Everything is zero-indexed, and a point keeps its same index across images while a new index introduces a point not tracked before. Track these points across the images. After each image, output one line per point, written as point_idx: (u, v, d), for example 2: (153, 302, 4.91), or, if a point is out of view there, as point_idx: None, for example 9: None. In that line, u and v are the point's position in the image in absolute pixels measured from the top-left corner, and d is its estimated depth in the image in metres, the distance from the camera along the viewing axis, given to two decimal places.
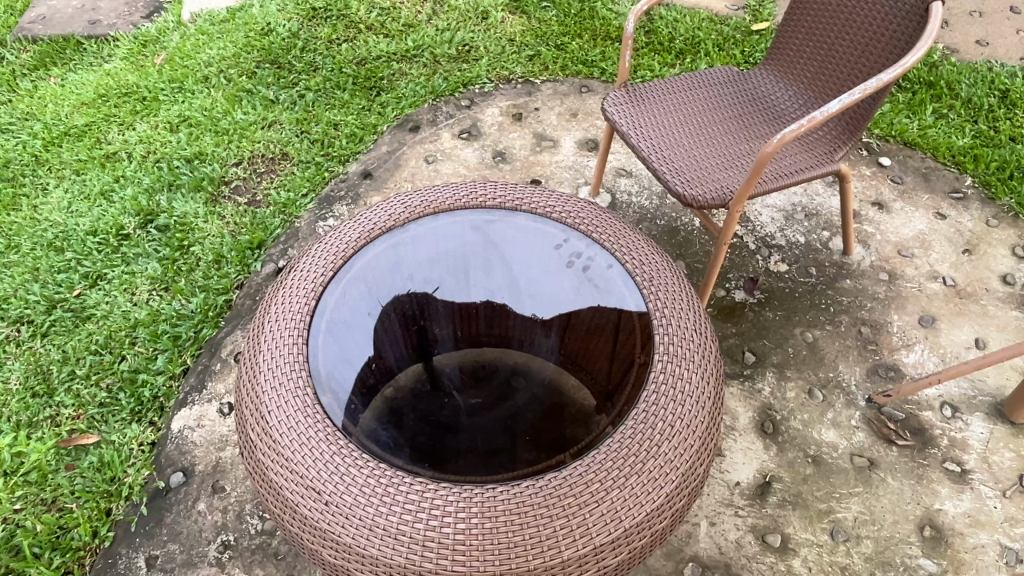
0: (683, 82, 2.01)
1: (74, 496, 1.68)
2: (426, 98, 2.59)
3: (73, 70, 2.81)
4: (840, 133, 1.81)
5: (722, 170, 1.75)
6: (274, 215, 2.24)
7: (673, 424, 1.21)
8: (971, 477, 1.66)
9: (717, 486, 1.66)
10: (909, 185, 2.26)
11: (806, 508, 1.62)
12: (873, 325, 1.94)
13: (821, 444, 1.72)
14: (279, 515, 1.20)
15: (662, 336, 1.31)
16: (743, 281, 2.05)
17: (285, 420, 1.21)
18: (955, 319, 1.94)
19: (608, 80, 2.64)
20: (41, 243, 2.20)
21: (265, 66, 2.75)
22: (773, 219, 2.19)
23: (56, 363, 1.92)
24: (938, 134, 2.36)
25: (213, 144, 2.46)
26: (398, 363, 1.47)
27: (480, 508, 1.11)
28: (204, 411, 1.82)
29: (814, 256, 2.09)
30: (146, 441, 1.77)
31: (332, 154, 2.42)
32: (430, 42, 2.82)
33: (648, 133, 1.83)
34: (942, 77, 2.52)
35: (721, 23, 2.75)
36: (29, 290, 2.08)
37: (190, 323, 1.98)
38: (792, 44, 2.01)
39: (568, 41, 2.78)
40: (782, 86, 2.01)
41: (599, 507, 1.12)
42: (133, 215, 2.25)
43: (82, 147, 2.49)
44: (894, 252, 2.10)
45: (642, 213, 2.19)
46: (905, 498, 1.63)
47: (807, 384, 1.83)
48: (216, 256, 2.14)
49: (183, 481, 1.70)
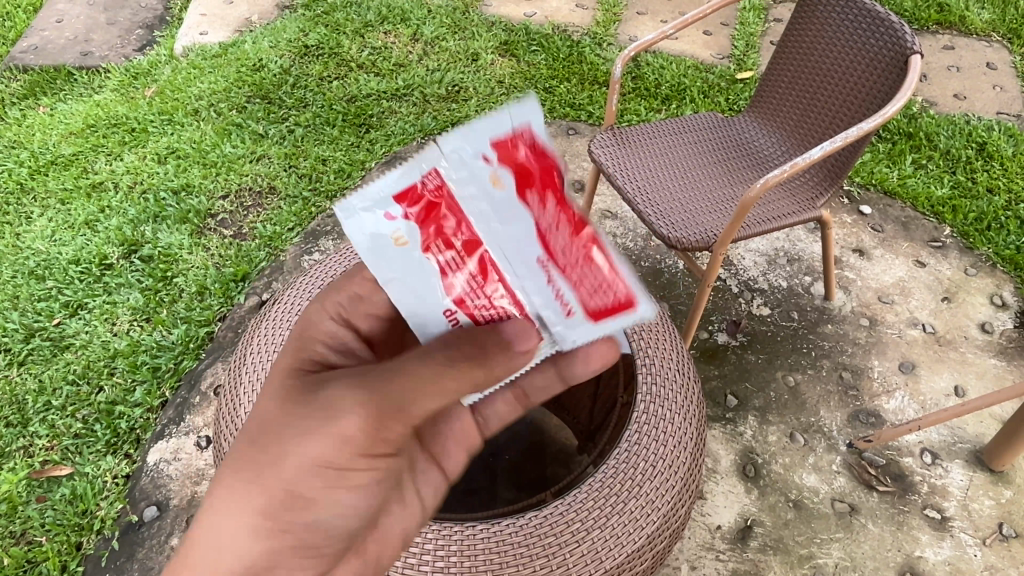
0: (669, 126, 2.04)
1: (44, 529, 1.65)
2: (414, 136, 2.62)
3: (62, 100, 2.81)
4: (821, 179, 1.84)
5: (707, 214, 1.78)
6: (260, 248, 2.23)
7: (655, 464, 1.20)
8: (951, 525, 1.66)
9: (698, 530, 1.65)
10: (889, 233, 2.29)
11: (787, 553, 1.62)
12: (853, 370, 1.95)
13: (802, 488, 1.72)
14: None
15: (645, 376, 1.30)
16: (726, 324, 2.06)
17: None
18: (934, 366, 1.96)
19: (595, 124, 2.68)
20: (22, 271, 2.18)
21: (256, 101, 2.77)
22: (756, 263, 2.21)
23: (32, 393, 1.89)
24: (918, 184, 2.40)
25: (200, 176, 2.47)
26: None
27: (459, 547, 1.11)
28: (181, 443, 1.79)
29: (796, 301, 2.11)
30: (120, 473, 1.74)
31: (319, 189, 2.43)
32: (420, 81, 2.86)
33: (634, 176, 1.85)
34: (921, 129, 2.58)
35: (706, 71, 2.80)
36: (8, 318, 2.06)
37: (170, 354, 1.96)
38: (776, 94, 2.05)
39: (556, 84, 2.82)
40: (766, 133, 2.05)
41: (579, 548, 1.12)
42: (117, 245, 2.24)
43: (69, 177, 2.48)
44: (874, 298, 2.12)
45: (627, 254, 2.21)
46: (886, 545, 1.63)
47: (788, 428, 1.84)
48: (200, 287, 2.12)
49: (157, 516, 1.66)
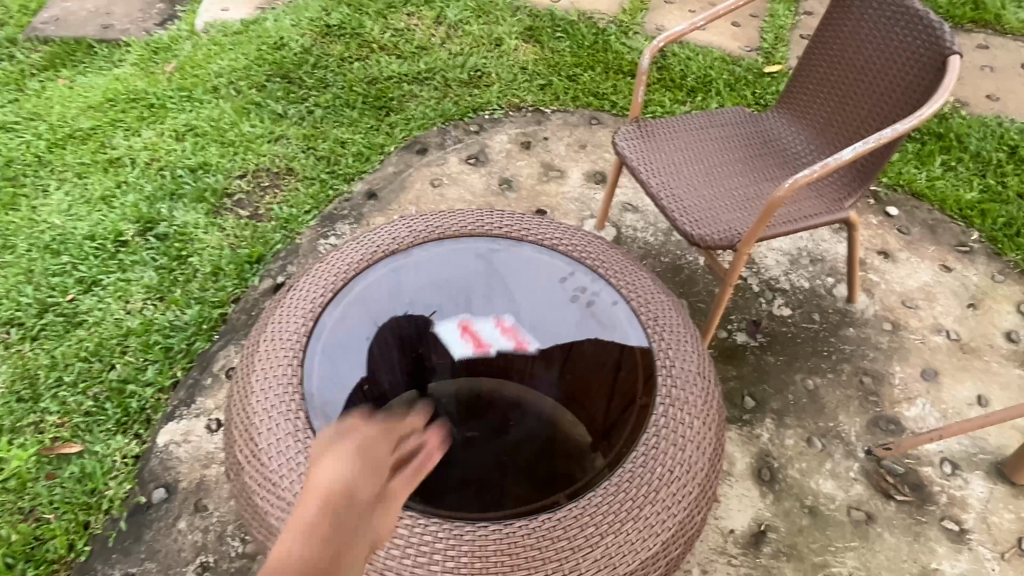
0: (695, 121, 2.00)
1: (52, 507, 1.64)
2: (435, 121, 2.59)
3: (82, 74, 2.79)
4: (850, 180, 1.80)
5: (732, 211, 1.74)
6: (276, 230, 2.21)
7: (673, 470, 1.18)
8: (969, 538, 1.63)
9: (711, 533, 1.62)
10: (916, 236, 2.25)
11: (801, 560, 1.59)
12: (874, 376, 1.92)
13: (819, 495, 1.69)
14: (262, 541, 1.18)
15: (665, 378, 1.29)
16: (745, 324, 2.03)
17: (274, 443, 1.20)
18: (958, 374, 1.92)
19: (619, 114, 2.64)
20: (37, 245, 2.17)
21: (276, 79, 2.74)
22: (778, 262, 2.17)
23: (44, 368, 1.88)
24: (946, 186, 2.35)
25: (218, 155, 2.45)
26: (392, 388, 1.40)
27: (471, 547, 1.09)
28: (191, 426, 1.78)
29: (818, 302, 2.08)
30: (130, 453, 1.73)
31: (337, 172, 2.41)
32: (442, 65, 2.82)
33: (657, 170, 1.81)
34: (952, 130, 2.52)
35: (733, 63, 2.75)
36: (22, 292, 2.04)
37: (183, 335, 1.95)
38: (807, 90, 2.00)
39: (580, 73, 2.78)
40: (795, 130, 2.00)
41: (593, 552, 1.09)
42: (133, 222, 2.23)
43: (86, 151, 2.46)
44: (898, 302, 2.08)
45: (646, 249, 2.18)
46: (902, 555, 1.60)
47: (806, 432, 1.80)
48: (214, 268, 2.11)
49: (165, 498, 1.66)
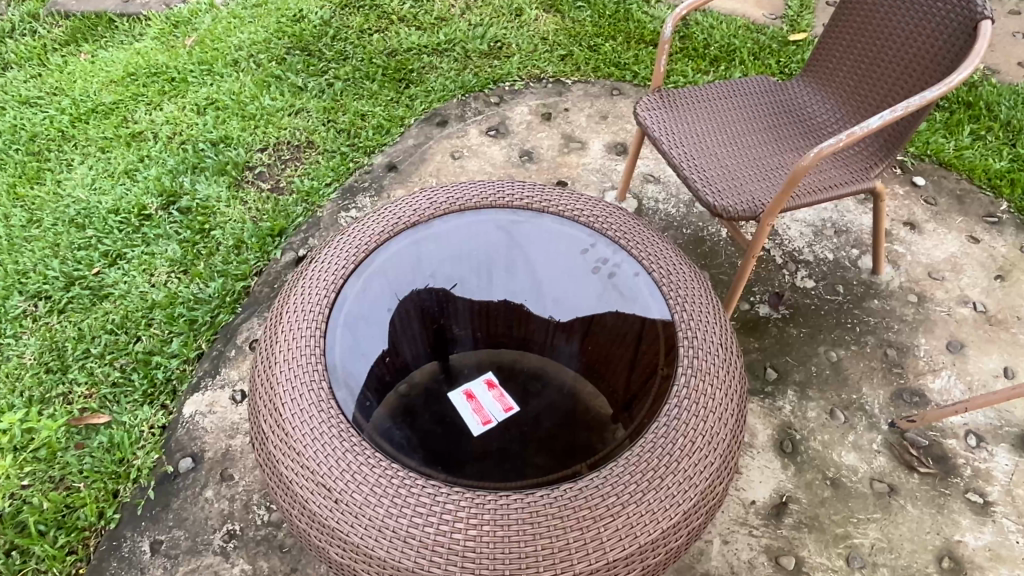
0: (719, 90, 1.97)
1: (82, 475, 1.67)
2: (455, 93, 2.57)
3: (104, 48, 2.80)
4: (877, 149, 1.77)
5: (755, 181, 1.72)
6: (297, 203, 2.22)
7: (693, 441, 1.18)
8: (994, 510, 1.61)
9: (732, 504, 1.62)
10: (943, 206, 2.21)
11: (822, 531, 1.59)
12: (899, 348, 1.90)
13: (841, 467, 1.69)
14: (287, 509, 1.19)
15: (686, 349, 1.29)
16: (768, 296, 2.02)
17: (298, 413, 1.21)
18: (984, 346, 1.90)
19: (640, 84, 2.61)
20: (62, 219, 2.19)
21: (296, 52, 2.74)
22: (801, 233, 2.15)
23: (71, 341, 1.91)
24: (975, 156, 2.31)
25: (239, 128, 2.45)
26: (415, 360, 1.48)
27: (493, 516, 1.09)
28: (216, 397, 1.81)
29: (842, 274, 2.06)
30: (157, 424, 1.75)
31: (358, 144, 2.41)
32: (462, 36, 2.80)
33: (679, 140, 1.80)
34: (982, 98, 2.47)
35: (757, 31, 2.71)
36: (49, 266, 2.07)
37: (207, 308, 1.97)
38: (832, 58, 1.97)
39: (601, 42, 2.75)
40: (822, 99, 1.97)
41: (614, 522, 1.10)
42: (156, 196, 2.24)
43: (109, 125, 2.48)
44: (924, 273, 2.05)
45: (668, 220, 2.16)
46: (925, 527, 1.59)
47: (829, 405, 1.79)
48: (237, 241, 2.12)
49: (192, 468, 1.68)
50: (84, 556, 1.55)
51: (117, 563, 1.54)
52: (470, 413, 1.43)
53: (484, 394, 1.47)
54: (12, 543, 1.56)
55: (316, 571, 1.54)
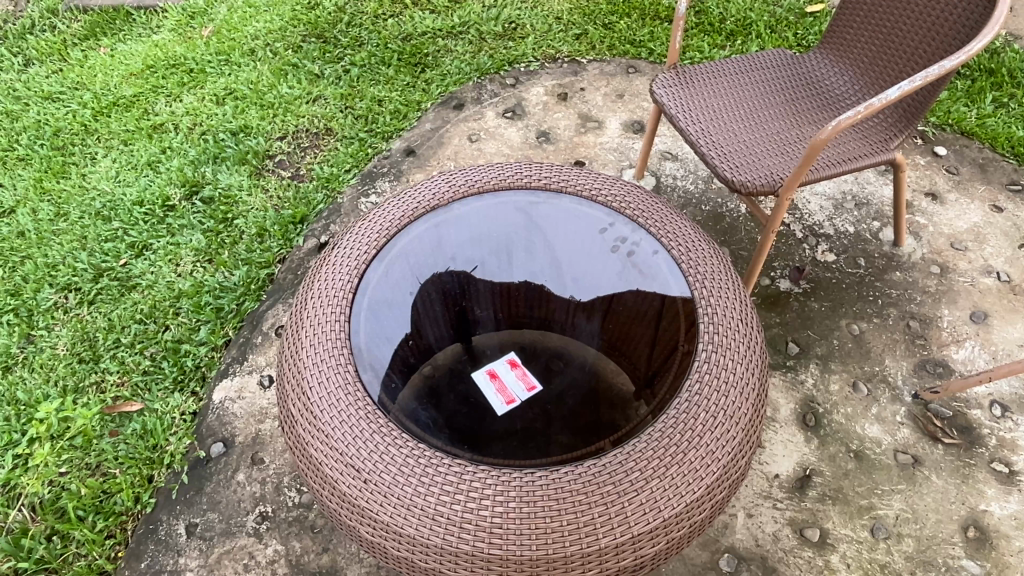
0: (737, 65, 1.97)
1: (117, 462, 1.71)
2: (470, 76, 2.58)
3: (122, 41, 2.82)
4: (896, 121, 1.75)
5: (773, 155, 1.71)
6: (318, 190, 2.25)
7: (715, 415, 1.19)
8: (1019, 479, 1.61)
9: (756, 478, 1.64)
10: (965, 176, 2.19)
11: (846, 503, 1.59)
12: (922, 320, 1.89)
13: (864, 439, 1.69)
14: (317, 490, 1.22)
15: (707, 324, 1.30)
16: (788, 271, 2.01)
17: (326, 396, 1.23)
18: (1008, 316, 1.88)
19: (656, 62, 2.60)
20: (88, 212, 2.22)
21: (311, 40, 2.76)
22: (821, 207, 2.15)
23: (102, 331, 1.94)
24: (998, 124, 2.28)
25: (258, 117, 2.48)
26: (438, 343, 1.49)
27: (518, 493, 1.11)
28: (244, 382, 1.84)
29: (863, 247, 2.05)
30: (187, 411, 1.79)
31: (375, 130, 2.42)
32: (476, 18, 2.80)
33: (696, 116, 1.80)
34: (1004, 65, 2.44)
35: (774, 4, 2.69)
36: (77, 258, 2.11)
37: (232, 295, 2.00)
38: (851, 28, 1.94)
39: (615, 20, 2.74)
40: (839, 71, 1.96)
41: (638, 496, 1.11)
42: (179, 186, 2.28)
43: (131, 118, 2.51)
44: (946, 244, 2.04)
45: (686, 197, 2.16)
46: (950, 497, 1.59)
47: (851, 377, 1.80)
48: (259, 229, 2.15)
49: (223, 452, 1.72)
50: (122, 540, 1.60)
51: (154, 545, 1.58)
52: (494, 392, 1.46)
53: (507, 373, 1.49)
54: (52, 529, 1.60)
55: (347, 549, 1.57)
